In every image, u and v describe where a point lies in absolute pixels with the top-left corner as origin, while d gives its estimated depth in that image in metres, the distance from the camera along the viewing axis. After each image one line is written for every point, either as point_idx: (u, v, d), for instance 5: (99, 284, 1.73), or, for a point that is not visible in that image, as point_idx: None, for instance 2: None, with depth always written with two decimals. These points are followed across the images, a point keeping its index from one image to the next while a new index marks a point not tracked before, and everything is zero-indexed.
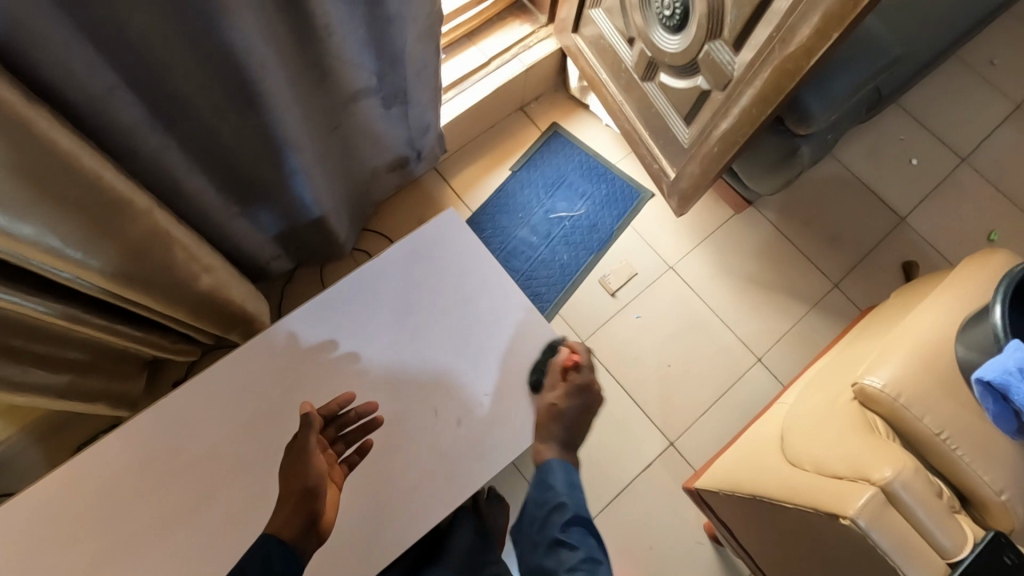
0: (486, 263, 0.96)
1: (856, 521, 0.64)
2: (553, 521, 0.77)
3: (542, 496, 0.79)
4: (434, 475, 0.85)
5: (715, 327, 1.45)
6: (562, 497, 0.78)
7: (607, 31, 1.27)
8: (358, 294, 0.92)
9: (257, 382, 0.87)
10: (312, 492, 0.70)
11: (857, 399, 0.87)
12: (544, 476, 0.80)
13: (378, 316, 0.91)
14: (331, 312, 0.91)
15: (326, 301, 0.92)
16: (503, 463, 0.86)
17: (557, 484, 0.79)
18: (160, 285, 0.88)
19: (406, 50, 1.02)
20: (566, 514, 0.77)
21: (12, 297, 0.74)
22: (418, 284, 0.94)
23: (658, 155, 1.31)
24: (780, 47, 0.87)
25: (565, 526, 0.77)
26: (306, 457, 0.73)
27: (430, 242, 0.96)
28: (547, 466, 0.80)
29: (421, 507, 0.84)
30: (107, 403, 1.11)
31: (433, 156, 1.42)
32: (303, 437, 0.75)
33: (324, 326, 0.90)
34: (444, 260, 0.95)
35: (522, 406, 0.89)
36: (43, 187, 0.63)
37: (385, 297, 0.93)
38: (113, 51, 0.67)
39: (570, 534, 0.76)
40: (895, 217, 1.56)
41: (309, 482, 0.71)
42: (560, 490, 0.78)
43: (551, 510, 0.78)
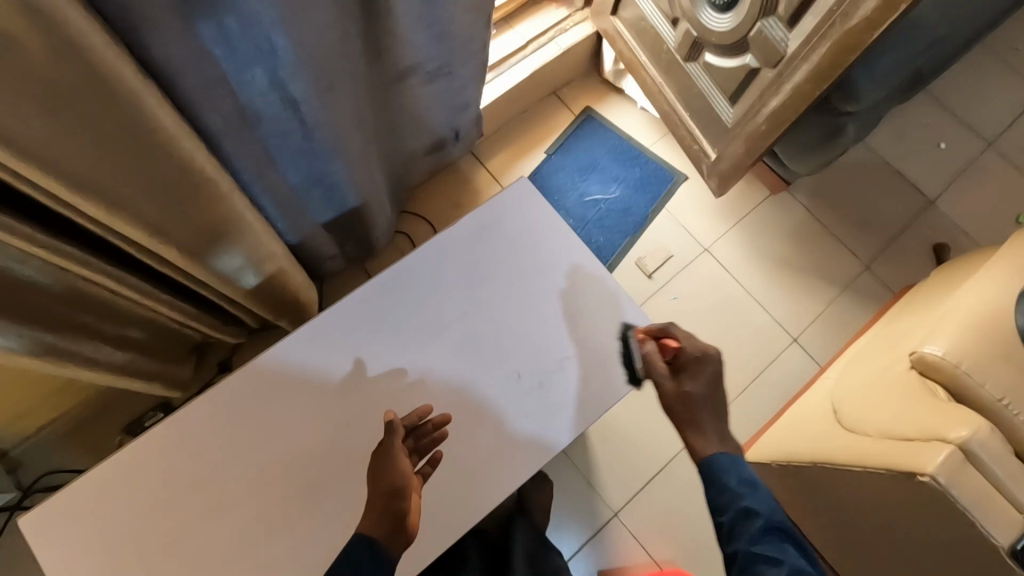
0: (555, 235, 0.93)
1: (935, 477, 0.65)
2: (741, 533, 0.65)
3: (720, 500, 0.69)
4: (517, 438, 0.83)
5: (749, 308, 1.47)
6: (740, 500, 0.68)
7: (649, 13, 1.28)
8: (427, 266, 0.90)
9: (330, 358, 0.85)
10: (399, 493, 0.69)
11: (915, 368, 0.88)
12: (710, 479, 0.70)
13: (449, 287, 0.89)
14: (402, 283, 0.89)
15: (395, 275, 0.89)
16: (588, 424, 0.85)
17: (727, 482, 0.69)
18: (226, 258, 0.90)
19: (457, 22, 1.02)
20: (757, 522, 0.66)
21: (91, 267, 0.77)
22: (488, 255, 0.91)
23: (699, 136, 1.32)
24: (840, 21, 0.88)
25: (757, 538, 0.64)
26: (392, 464, 0.71)
27: (494, 215, 0.93)
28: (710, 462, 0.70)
29: (510, 468, 0.82)
30: (162, 383, 1.13)
31: (470, 138, 1.43)
32: (387, 443, 0.73)
33: (398, 294, 0.89)
34: (513, 231, 0.93)
35: (604, 368, 0.87)
36: (131, 152, 0.64)
37: (455, 269, 0.90)
38: (216, 46, 0.69)
39: (772, 545, 0.63)
40: (924, 201, 1.57)
41: (396, 483, 0.70)
42: (740, 489, 0.68)
43: (738, 518, 0.67)
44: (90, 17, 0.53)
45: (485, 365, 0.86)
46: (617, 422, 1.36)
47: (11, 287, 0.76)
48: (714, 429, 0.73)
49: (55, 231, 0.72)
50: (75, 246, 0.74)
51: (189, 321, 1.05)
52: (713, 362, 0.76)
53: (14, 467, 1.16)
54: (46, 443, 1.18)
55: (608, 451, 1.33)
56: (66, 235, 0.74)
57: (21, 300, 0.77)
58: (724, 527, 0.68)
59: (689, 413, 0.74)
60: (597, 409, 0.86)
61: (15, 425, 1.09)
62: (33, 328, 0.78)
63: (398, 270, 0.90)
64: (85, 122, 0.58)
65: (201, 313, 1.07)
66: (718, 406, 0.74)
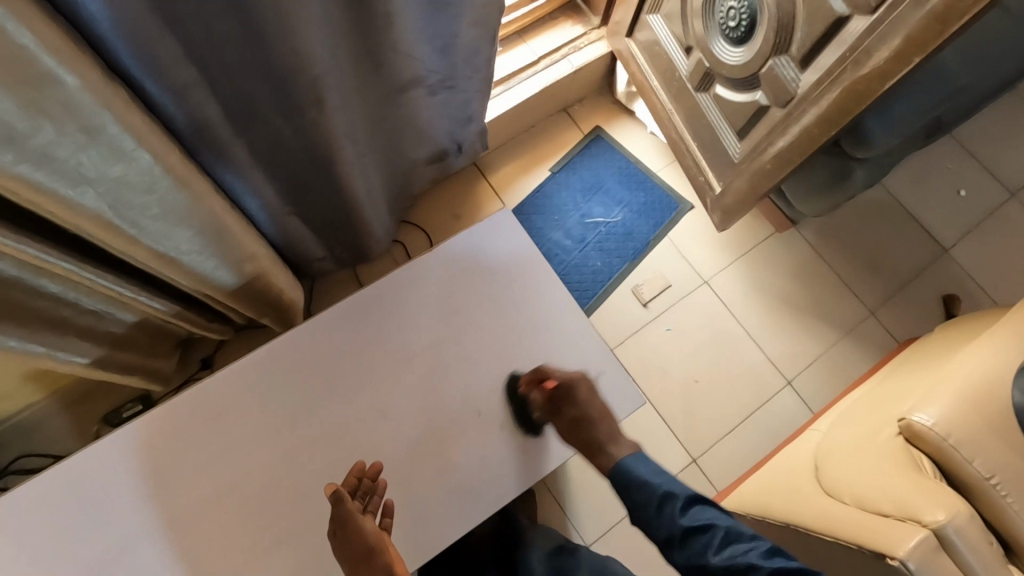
0: (538, 271, 0.91)
1: (904, 562, 0.62)
2: (669, 511, 0.66)
3: (641, 493, 0.68)
4: (475, 478, 0.82)
5: (746, 346, 1.43)
6: (658, 488, 0.68)
7: (664, 38, 1.25)
8: (403, 289, 0.88)
9: (294, 377, 0.84)
10: (376, 550, 0.66)
11: (902, 435, 0.84)
12: (625, 480, 0.70)
13: (422, 313, 0.88)
14: (376, 305, 0.87)
15: (369, 296, 0.87)
16: (547, 470, 0.84)
17: (642, 478, 0.69)
18: (205, 262, 0.89)
19: (462, 37, 1.01)
20: (679, 500, 0.66)
21: (64, 264, 0.75)
22: (467, 284, 0.90)
23: (705, 168, 1.29)
24: (852, 68, 0.85)
25: (683, 510, 0.65)
26: (353, 526, 0.68)
27: (476, 243, 0.92)
28: (618, 467, 0.71)
29: (463, 507, 0.81)
30: (140, 376, 1.11)
31: (473, 151, 1.41)
32: (339, 514, 0.69)
33: (372, 317, 0.87)
34: (495, 261, 0.91)
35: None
36: (101, 157, 0.62)
37: (430, 295, 0.89)
38: (195, 48, 0.68)
39: (699, 516, 0.64)
40: (938, 249, 1.52)
41: (369, 542, 0.66)
42: (654, 479, 0.69)
43: (659, 505, 0.67)
44: (54, 21, 0.51)
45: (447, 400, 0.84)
46: None
47: None
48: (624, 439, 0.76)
49: (30, 228, 0.70)
50: (49, 243, 0.72)
51: (171, 318, 1.04)
52: (584, 382, 0.79)
53: None
54: (25, 426, 1.19)
55: (586, 480, 1.31)
56: (42, 231, 0.72)
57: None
58: (651, 516, 0.67)
59: (590, 436, 0.76)
60: (557, 455, 0.84)
61: None
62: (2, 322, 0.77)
63: (372, 291, 0.88)
64: (52, 126, 0.56)
65: (184, 310, 1.06)
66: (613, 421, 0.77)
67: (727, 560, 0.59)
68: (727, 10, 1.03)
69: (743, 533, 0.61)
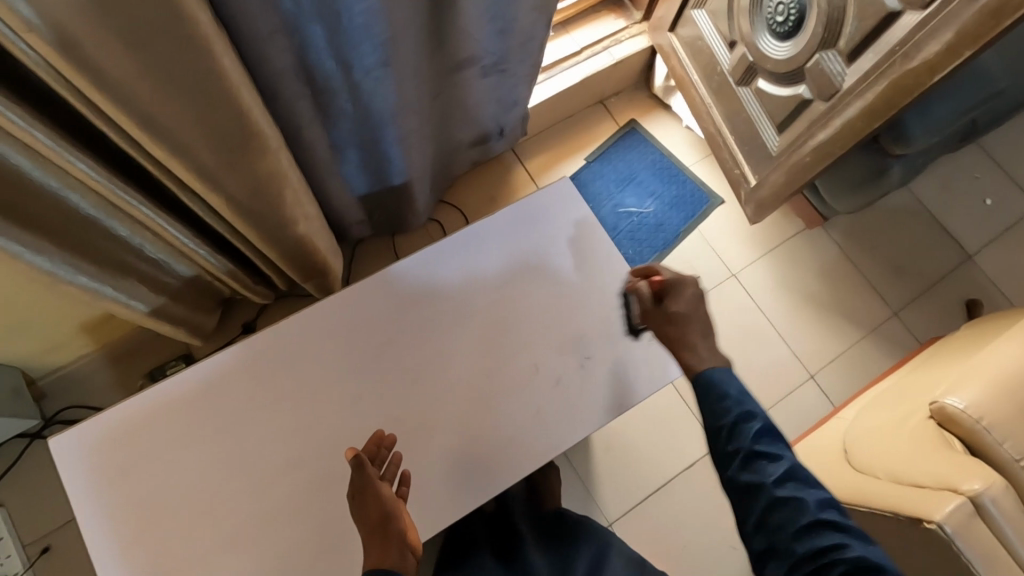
0: (594, 238, 0.95)
1: (942, 526, 0.66)
2: (742, 432, 0.64)
3: (719, 409, 0.66)
4: (529, 431, 0.84)
5: (771, 340, 1.46)
6: (741, 405, 0.65)
7: (707, 33, 1.28)
8: (466, 249, 0.92)
9: (358, 328, 0.87)
10: (391, 518, 0.67)
11: (934, 419, 0.87)
12: (708, 390, 0.67)
13: (484, 271, 0.91)
14: (441, 263, 0.91)
15: (435, 254, 0.91)
16: (596, 428, 0.85)
17: (728, 391, 0.67)
18: (268, 220, 0.92)
19: (519, 20, 1.05)
20: (757, 423, 0.64)
21: (142, 207, 0.79)
22: (528, 247, 0.93)
23: (741, 161, 1.32)
24: (901, 62, 0.88)
25: (758, 437, 0.64)
26: (374, 493, 0.68)
27: (537, 210, 0.95)
28: (708, 375, 0.68)
29: (513, 461, 0.83)
30: (187, 331, 1.15)
31: (514, 136, 1.44)
32: (360, 479, 0.68)
33: (436, 275, 0.90)
34: (556, 227, 0.94)
35: (620, 374, 0.88)
36: (194, 101, 0.66)
37: (492, 255, 0.92)
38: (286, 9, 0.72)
39: (767, 445, 0.63)
40: (963, 255, 1.54)
41: (385, 509, 0.68)
42: (735, 396, 0.66)
43: (737, 424, 0.65)
44: None
45: (503, 354, 0.87)
46: (622, 432, 1.36)
47: (68, 218, 0.76)
48: (704, 346, 0.72)
49: (118, 170, 0.74)
50: (132, 186, 0.76)
51: (223, 275, 1.08)
52: (695, 287, 0.76)
53: (40, 396, 1.21)
54: (74, 376, 1.24)
55: (610, 459, 1.34)
56: (127, 176, 0.76)
57: (74, 231, 0.79)
58: (724, 429, 0.65)
59: (682, 333, 0.73)
60: (608, 412, 0.86)
61: (47, 354, 1.14)
62: (80, 262, 0.80)
63: (438, 250, 0.92)
64: (158, 66, 0.60)
65: (236, 270, 1.10)
66: (711, 326, 0.74)
67: (786, 491, 0.60)
68: (775, 6, 1.07)
69: (805, 474, 0.62)
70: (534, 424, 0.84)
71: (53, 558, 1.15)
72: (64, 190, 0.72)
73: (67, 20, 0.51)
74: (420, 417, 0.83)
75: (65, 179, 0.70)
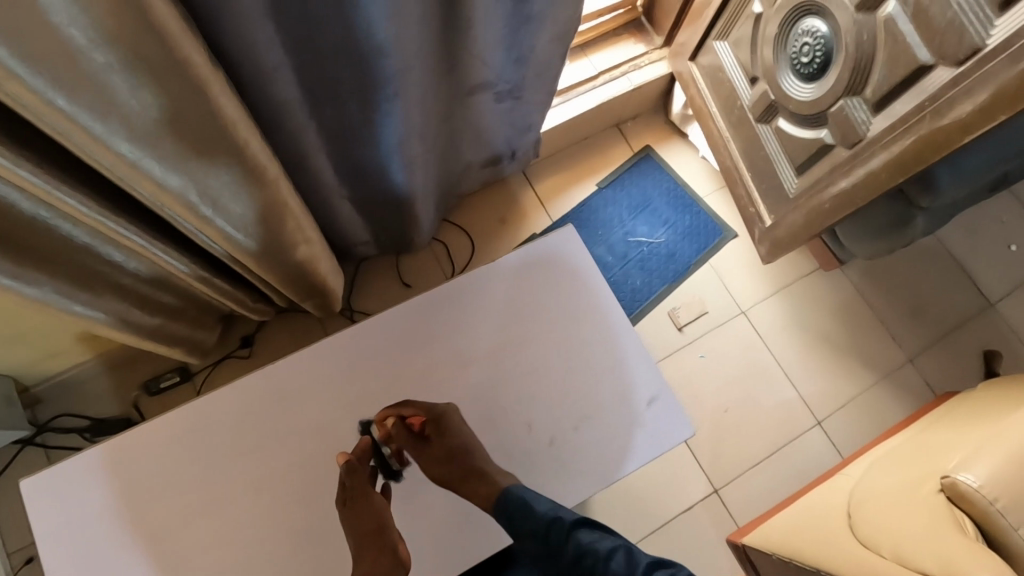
0: (603, 290, 0.92)
1: None
2: (559, 532, 0.68)
3: (533, 520, 0.69)
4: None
5: (779, 381, 1.41)
6: (545, 512, 0.70)
7: (728, 65, 1.24)
8: (469, 294, 0.89)
9: (351, 370, 0.85)
10: (387, 527, 0.67)
11: (945, 493, 0.82)
12: (514, 508, 0.70)
13: (486, 319, 0.88)
14: (441, 308, 0.88)
15: (435, 298, 0.88)
16: (589, 492, 0.82)
17: (525, 499, 0.71)
18: (266, 248, 0.90)
19: (534, 49, 1.02)
20: (566, 520, 0.70)
21: (135, 236, 0.76)
22: (533, 295, 0.90)
23: (757, 199, 1.28)
24: (931, 118, 0.84)
25: (577, 530, 0.69)
26: (371, 500, 0.69)
27: (544, 256, 0.92)
28: (503, 493, 0.71)
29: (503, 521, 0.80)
30: (184, 350, 1.13)
31: (525, 159, 1.41)
32: (355, 484, 0.69)
33: (437, 319, 0.87)
34: (562, 276, 0.92)
35: (618, 437, 0.84)
36: (191, 140, 0.64)
37: (495, 302, 0.89)
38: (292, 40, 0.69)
39: (588, 534, 0.69)
40: (983, 301, 1.48)
41: (380, 519, 0.68)
42: (539, 502, 0.71)
43: (549, 526, 0.69)
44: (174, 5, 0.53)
45: (498, 408, 0.84)
46: None
47: (59, 246, 0.74)
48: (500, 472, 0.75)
49: (113, 201, 0.72)
50: (127, 217, 0.74)
51: (221, 295, 1.06)
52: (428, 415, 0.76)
53: (34, 403, 1.20)
54: (69, 384, 1.23)
55: (608, 497, 1.30)
56: (122, 206, 0.74)
57: (65, 258, 0.77)
58: (547, 540, 0.68)
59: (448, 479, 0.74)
60: (601, 478, 0.83)
61: (42, 363, 1.13)
62: (73, 287, 0.78)
63: (438, 294, 0.89)
64: (154, 106, 0.58)
65: (234, 290, 1.08)
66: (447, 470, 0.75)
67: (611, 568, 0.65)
68: (801, 45, 1.02)
69: (625, 544, 0.68)
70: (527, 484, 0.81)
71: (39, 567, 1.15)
72: (54, 219, 0.69)
73: (63, 71, 0.49)
74: (413, 461, 0.82)
75: (56, 210, 0.68)
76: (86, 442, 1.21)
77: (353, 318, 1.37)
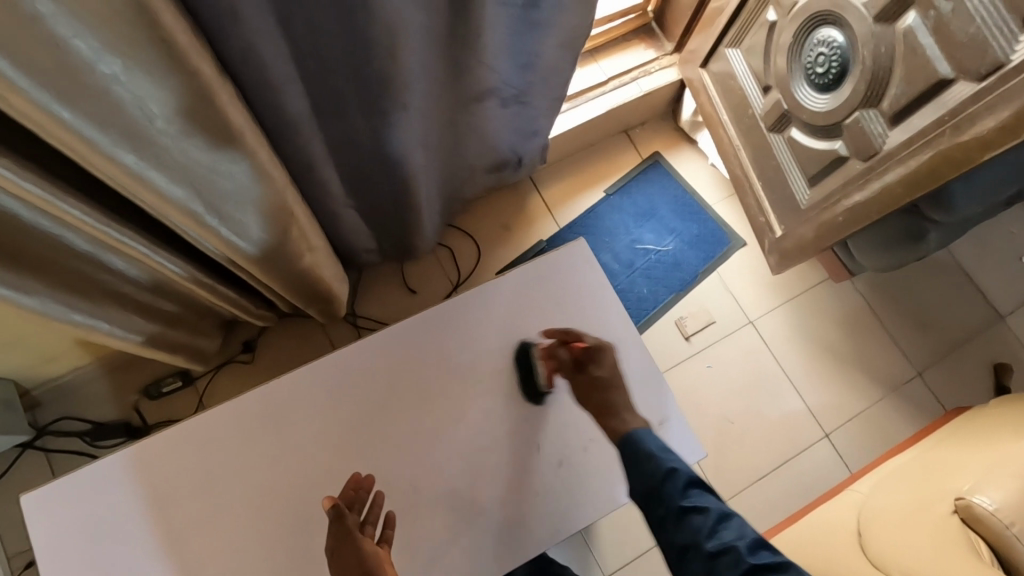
0: (613, 305, 0.90)
1: None
2: (671, 489, 0.64)
3: (648, 466, 0.66)
4: (530, 515, 0.80)
5: (786, 393, 1.40)
6: (665, 464, 0.66)
7: (740, 73, 1.22)
8: (477, 309, 0.87)
9: (355, 384, 0.83)
10: (372, 567, 0.62)
11: (960, 515, 0.80)
12: (633, 451, 0.68)
13: (494, 334, 0.87)
14: (448, 322, 0.86)
15: (442, 312, 0.87)
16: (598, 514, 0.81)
17: (651, 449, 0.68)
18: (270, 257, 0.89)
19: (544, 54, 1.01)
20: (682, 479, 0.64)
21: (139, 245, 0.75)
22: (541, 310, 0.89)
23: (767, 209, 1.26)
24: (951, 133, 0.82)
25: (686, 490, 0.64)
26: (352, 541, 0.65)
27: (553, 271, 0.91)
28: (628, 437, 0.70)
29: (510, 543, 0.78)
30: (185, 357, 1.11)
31: (532, 165, 1.39)
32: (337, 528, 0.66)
33: (444, 334, 0.86)
34: (571, 291, 0.90)
35: (627, 458, 0.83)
36: (195, 151, 0.62)
37: (502, 317, 0.88)
38: (300, 48, 0.68)
39: (697, 497, 0.63)
40: (993, 314, 1.47)
41: (365, 559, 0.63)
42: (657, 453, 0.67)
43: (664, 479, 0.65)
44: (182, 15, 0.51)
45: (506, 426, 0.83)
46: None
47: (59, 254, 0.73)
48: (630, 413, 0.74)
49: (115, 210, 0.71)
50: (130, 226, 0.73)
51: (224, 302, 1.04)
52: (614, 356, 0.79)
53: (33, 406, 1.19)
54: (68, 388, 1.22)
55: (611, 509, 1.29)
56: (125, 215, 0.73)
57: (65, 267, 0.75)
58: (655, 490, 0.65)
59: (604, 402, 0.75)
60: (610, 499, 0.82)
61: (42, 366, 1.12)
62: (73, 296, 0.77)
63: (445, 308, 0.87)
64: (159, 117, 0.56)
65: (237, 297, 1.07)
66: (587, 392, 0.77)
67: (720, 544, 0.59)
68: (815, 55, 1.01)
69: (737, 520, 0.61)
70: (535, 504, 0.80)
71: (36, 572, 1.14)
72: (55, 227, 0.68)
73: (69, 84, 0.48)
74: (418, 476, 0.80)
75: (57, 219, 0.66)
76: (86, 445, 1.21)
77: (356, 324, 1.35)
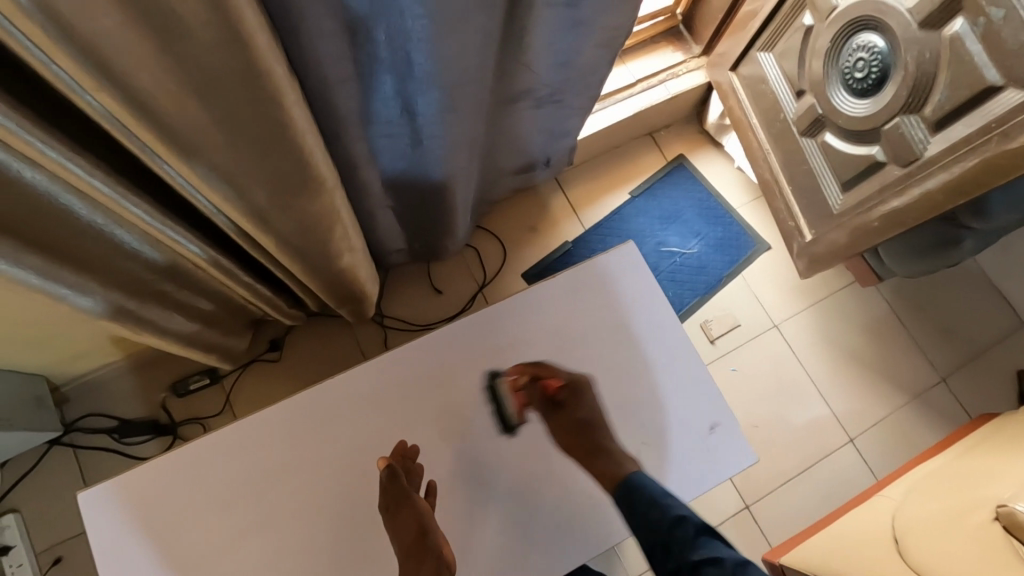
0: (661, 309, 0.90)
1: None
2: (684, 541, 0.65)
3: (654, 514, 0.67)
4: (583, 518, 0.80)
5: (810, 397, 1.40)
6: (670, 510, 0.67)
7: (772, 77, 1.22)
8: (525, 313, 0.88)
9: (403, 386, 0.83)
10: (428, 530, 0.68)
11: (1003, 523, 0.77)
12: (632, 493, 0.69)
13: (542, 338, 0.87)
14: (497, 326, 0.87)
15: (491, 315, 0.87)
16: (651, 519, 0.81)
17: (655, 493, 0.69)
18: (312, 256, 0.89)
19: (583, 55, 1.00)
20: (692, 525, 0.66)
21: (189, 244, 0.75)
22: (589, 314, 0.89)
23: (797, 213, 1.26)
24: (999, 140, 0.83)
25: (698, 541, 0.65)
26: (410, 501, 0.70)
27: (601, 275, 0.91)
28: (628, 480, 0.70)
29: (562, 545, 0.79)
30: (218, 355, 1.11)
31: (560, 166, 1.39)
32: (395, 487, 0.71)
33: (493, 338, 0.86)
34: (619, 295, 0.90)
35: (679, 464, 0.83)
36: (256, 149, 0.62)
37: (551, 321, 0.88)
38: (355, 48, 0.67)
39: (710, 547, 0.64)
40: (1017, 320, 1.46)
41: (421, 522, 0.68)
42: (667, 498, 0.69)
43: (670, 527, 0.66)
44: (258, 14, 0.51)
45: None
46: None
47: (109, 252, 0.73)
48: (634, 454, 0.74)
49: (167, 207, 0.71)
50: (182, 225, 0.73)
51: (259, 300, 1.04)
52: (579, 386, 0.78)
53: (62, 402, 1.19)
54: (97, 384, 1.21)
55: None
56: (176, 213, 0.73)
57: (113, 265, 0.75)
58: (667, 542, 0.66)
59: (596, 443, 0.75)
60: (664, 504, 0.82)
61: (72, 363, 1.11)
62: (119, 293, 0.77)
63: (494, 312, 0.87)
64: (227, 116, 0.56)
65: (272, 295, 1.07)
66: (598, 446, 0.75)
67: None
68: (854, 61, 1.00)
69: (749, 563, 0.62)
70: (587, 507, 0.80)
71: (64, 568, 1.13)
72: (110, 225, 0.68)
73: (150, 83, 0.48)
74: (463, 478, 0.80)
75: (113, 216, 0.66)
76: (115, 442, 1.20)
77: (384, 323, 1.35)
